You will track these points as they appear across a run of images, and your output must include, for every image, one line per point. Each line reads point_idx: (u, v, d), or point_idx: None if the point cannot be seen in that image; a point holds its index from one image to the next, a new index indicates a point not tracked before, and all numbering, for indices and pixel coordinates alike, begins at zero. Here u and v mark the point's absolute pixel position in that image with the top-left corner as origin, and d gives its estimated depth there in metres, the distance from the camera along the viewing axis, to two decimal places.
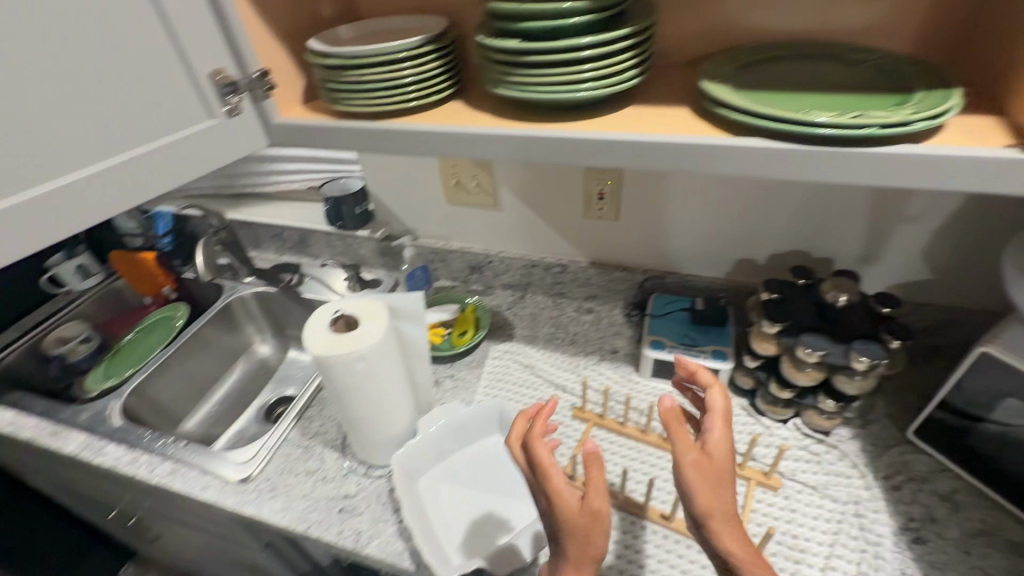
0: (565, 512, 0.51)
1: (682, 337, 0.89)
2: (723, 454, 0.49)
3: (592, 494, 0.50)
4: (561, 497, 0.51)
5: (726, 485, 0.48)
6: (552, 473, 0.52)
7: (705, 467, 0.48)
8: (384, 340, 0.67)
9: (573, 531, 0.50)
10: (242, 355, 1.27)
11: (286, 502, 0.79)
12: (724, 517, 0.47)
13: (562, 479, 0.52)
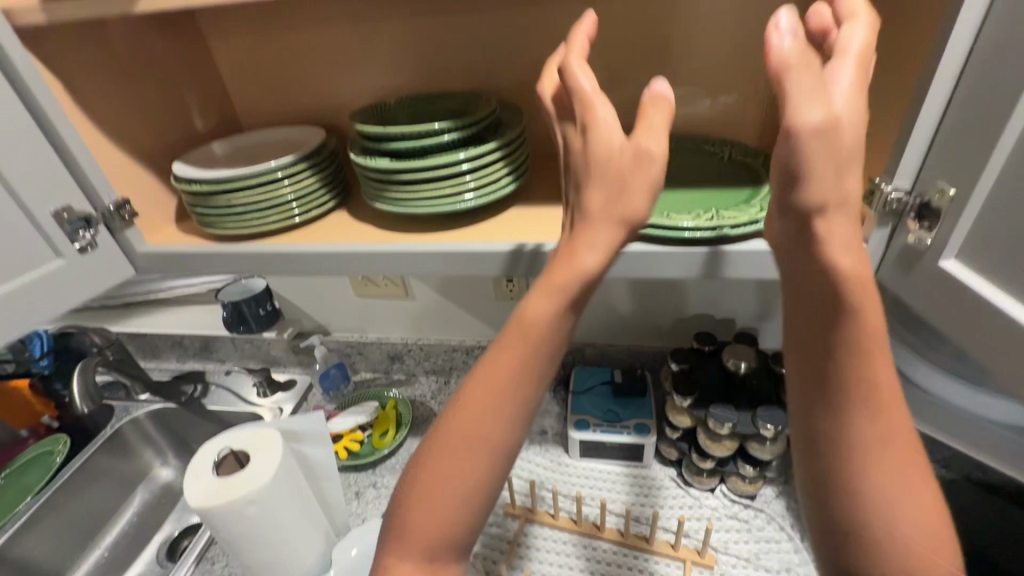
0: (601, 154, 0.41)
1: (606, 414, 0.87)
2: (857, 128, 0.35)
3: (643, 133, 0.40)
4: (597, 145, 0.41)
5: (839, 172, 0.35)
6: (597, 103, 0.41)
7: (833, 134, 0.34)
8: (277, 475, 0.61)
9: (593, 163, 0.41)
10: (140, 482, 1.12)
11: None
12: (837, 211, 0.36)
13: (604, 113, 0.42)
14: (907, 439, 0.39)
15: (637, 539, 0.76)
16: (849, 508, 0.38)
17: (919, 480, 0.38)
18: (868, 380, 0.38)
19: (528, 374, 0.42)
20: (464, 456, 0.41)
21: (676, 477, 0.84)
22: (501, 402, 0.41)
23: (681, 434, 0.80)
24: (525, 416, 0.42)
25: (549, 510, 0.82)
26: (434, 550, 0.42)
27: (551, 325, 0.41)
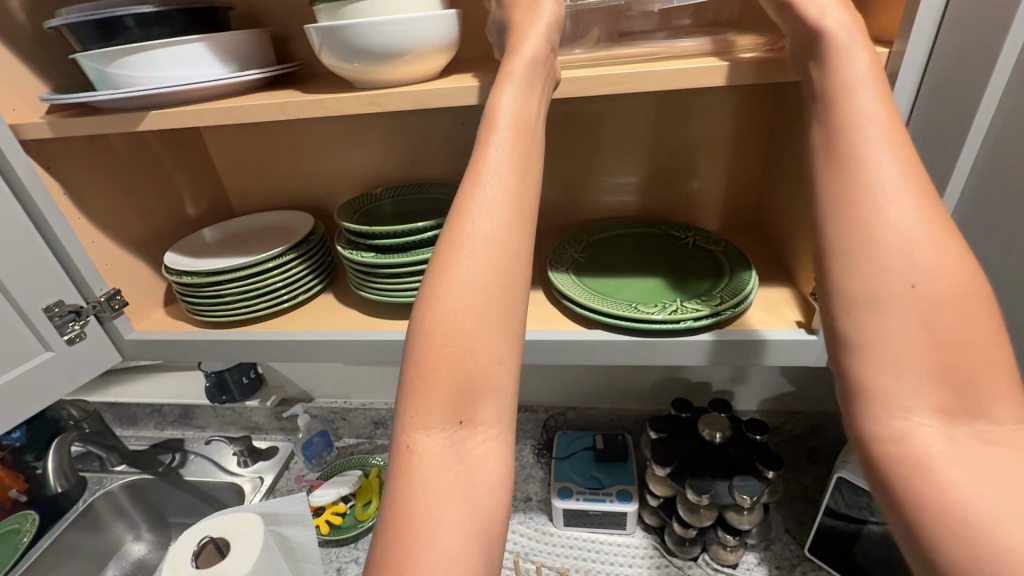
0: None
1: (588, 480, 0.89)
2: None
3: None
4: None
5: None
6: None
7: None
8: (257, 565, 0.60)
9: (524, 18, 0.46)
10: (111, 559, 1.08)
11: None
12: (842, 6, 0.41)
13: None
14: (930, 208, 0.36)
15: None
16: (864, 289, 0.35)
17: (956, 255, 0.35)
18: (882, 145, 0.37)
19: (520, 176, 0.41)
20: (469, 263, 0.39)
21: (659, 546, 0.84)
22: (497, 195, 0.40)
23: (663, 503, 0.81)
24: (526, 215, 0.41)
25: None
26: (468, 382, 0.38)
27: (526, 119, 0.42)
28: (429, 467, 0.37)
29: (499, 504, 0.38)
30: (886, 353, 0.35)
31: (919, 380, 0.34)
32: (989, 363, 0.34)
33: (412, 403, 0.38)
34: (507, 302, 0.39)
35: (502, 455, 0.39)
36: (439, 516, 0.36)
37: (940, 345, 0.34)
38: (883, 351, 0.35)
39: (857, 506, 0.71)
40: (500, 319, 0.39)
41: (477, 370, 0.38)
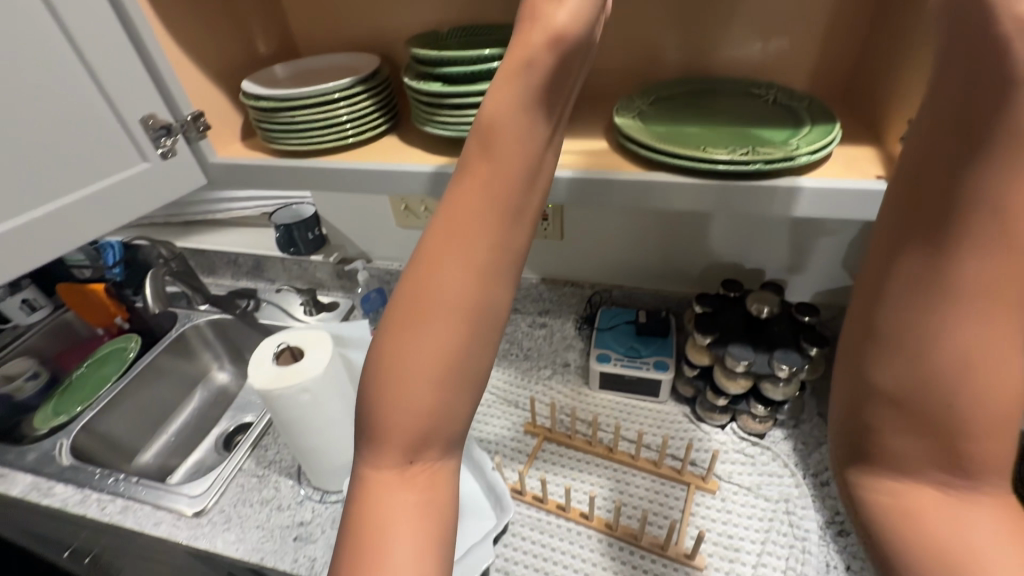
0: None
1: (627, 350, 0.92)
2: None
3: None
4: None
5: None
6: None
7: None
8: (328, 370, 0.69)
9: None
10: (200, 382, 1.26)
11: (241, 533, 0.79)
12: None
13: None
14: (1010, 294, 0.29)
15: (646, 462, 0.82)
16: (896, 367, 0.32)
17: (1007, 376, 0.31)
18: (988, 231, 0.28)
19: (499, 229, 0.37)
20: (427, 321, 0.36)
21: (689, 413, 0.88)
22: (468, 246, 0.37)
23: (698, 373, 0.85)
24: (499, 271, 0.37)
25: (567, 431, 0.88)
26: (421, 427, 0.37)
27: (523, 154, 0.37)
28: (381, 497, 0.37)
29: (446, 539, 0.38)
30: (884, 443, 0.34)
31: (925, 450, 0.32)
32: (1001, 454, 0.32)
33: (371, 437, 0.38)
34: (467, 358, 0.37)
35: (448, 490, 0.39)
36: (391, 535, 0.36)
37: (946, 454, 0.32)
38: (884, 432, 0.33)
39: None
40: (458, 374, 0.37)
41: (427, 433, 0.37)
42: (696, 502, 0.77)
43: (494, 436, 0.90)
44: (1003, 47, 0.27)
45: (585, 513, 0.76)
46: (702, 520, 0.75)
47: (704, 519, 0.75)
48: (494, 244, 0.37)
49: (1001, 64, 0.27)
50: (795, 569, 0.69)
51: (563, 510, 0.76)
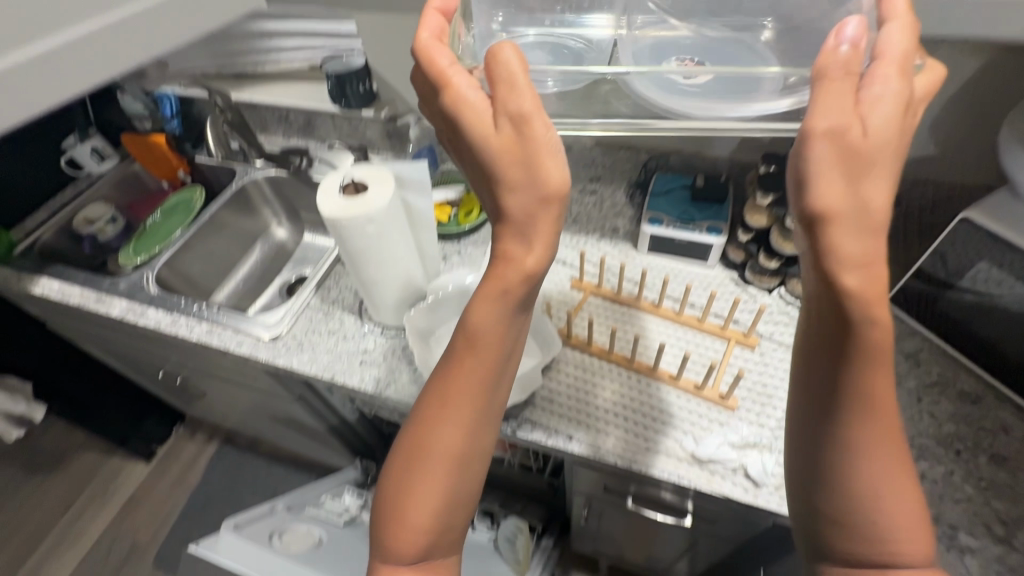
0: (501, 156, 0.42)
1: (681, 214, 0.91)
2: (889, 140, 0.38)
3: (550, 159, 0.41)
4: (477, 127, 0.43)
5: (881, 174, 0.38)
6: (458, 83, 0.44)
7: (861, 134, 0.38)
8: (391, 204, 0.72)
9: (522, 229, 0.43)
10: (260, 237, 1.32)
11: (312, 355, 0.89)
12: (866, 216, 0.38)
13: (467, 86, 0.44)
14: (887, 438, 0.43)
15: (689, 318, 0.84)
16: (830, 500, 0.45)
17: (898, 504, 0.44)
18: (852, 414, 0.43)
19: (482, 387, 0.49)
20: (428, 458, 0.49)
21: (737, 278, 0.89)
22: (456, 411, 0.49)
23: (753, 237, 0.84)
24: (487, 414, 0.50)
25: (613, 288, 0.90)
26: (428, 532, 0.49)
27: (495, 337, 0.48)
28: None
29: None
30: (828, 553, 0.46)
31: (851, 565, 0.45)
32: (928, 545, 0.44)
33: (389, 537, 0.50)
34: (462, 486, 0.50)
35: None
36: None
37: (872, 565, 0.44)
38: (829, 548, 0.46)
39: (958, 271, 0.70)
40: (456, 498, 0.50)
41: (432, 545, 0.50)
42: (734, 354, 0.80)
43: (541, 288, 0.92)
44: (845, 309, 0.39)
45: (627, 356, 0.81)
46: (739, 370, 0.79)
47: (741, 368, 0.79)
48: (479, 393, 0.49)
49: (843, 313, 0.40)
50: None
51: (606, 354, 0.81)
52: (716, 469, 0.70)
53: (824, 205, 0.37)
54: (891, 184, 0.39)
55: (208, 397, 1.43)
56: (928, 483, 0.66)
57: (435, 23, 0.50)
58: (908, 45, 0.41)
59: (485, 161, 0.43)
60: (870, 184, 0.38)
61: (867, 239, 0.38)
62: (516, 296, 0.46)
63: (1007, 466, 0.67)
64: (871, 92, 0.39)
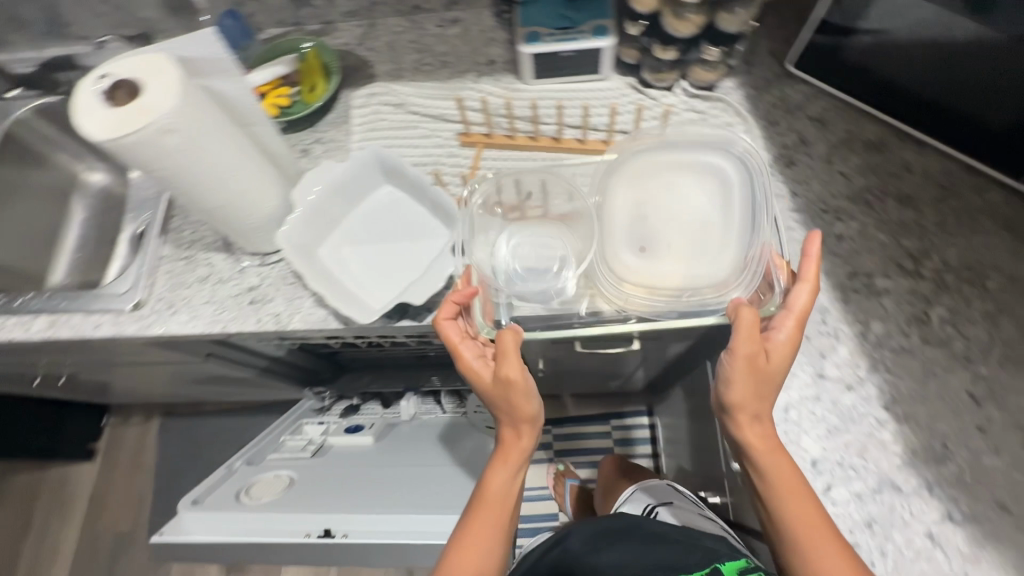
0: (493, 393, 0.59)
1: (559, 22, 0.75)
2: (781, 361, 0.54)
3: (522, 397, 0.58)
4: (473, 371, 0.59)
5: (771, 389, 0.54)
6: (465, 351, 0.59)
7: (761, 359, 0.53)
8: (185, 97, 0.53)
9: (513, 418, 0.60)
10: (73, 190, 1.05)
11: (190, 312, 0.75)
12: (746, 411, 0.54)
13: (471, 353, 0.60)
14: (820, 529, 0.52)
15: (596, 144, 0.75)
16: None
17: None
18: (799, 527, 0.53)
19: (495, 528, 0.60)
20: None
21: (635, 83, 0.79)
22: (479, 547, 0.59)
23: (645, 30, 0.71)
24: (497, 554, 0.59)
25: (506, 133, 0.78)
26: None
27: (505, 492, 0.61)
28: None
29: None
30: None
31: None
32: None
33: None
34: None
35: None
36: None
37: None
38: None
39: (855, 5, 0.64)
40: None
41: None
42: None
43: (428, 157, 0.79)
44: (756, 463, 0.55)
45: None
46: None
47: None
48: (495, 530, 0.60)
49: (753, 464, 0.55)
50: None
51: None
52: None
53: (731, 397, 0.54)
54: (777, 382, 0.54)
55: (115, 383, 1.27)
56: (845, 242, 0.67)
57: (450, 311, 0.61)
58: (805, 301, 0.55)
59: (486, 394, 0.60)
60: (768, 383, 0.54)
61: (756, 420, 0.55)
62: (518, 461, 0.62)
63: (911, 205, 0.68)
64: (775, 337, 0.54)
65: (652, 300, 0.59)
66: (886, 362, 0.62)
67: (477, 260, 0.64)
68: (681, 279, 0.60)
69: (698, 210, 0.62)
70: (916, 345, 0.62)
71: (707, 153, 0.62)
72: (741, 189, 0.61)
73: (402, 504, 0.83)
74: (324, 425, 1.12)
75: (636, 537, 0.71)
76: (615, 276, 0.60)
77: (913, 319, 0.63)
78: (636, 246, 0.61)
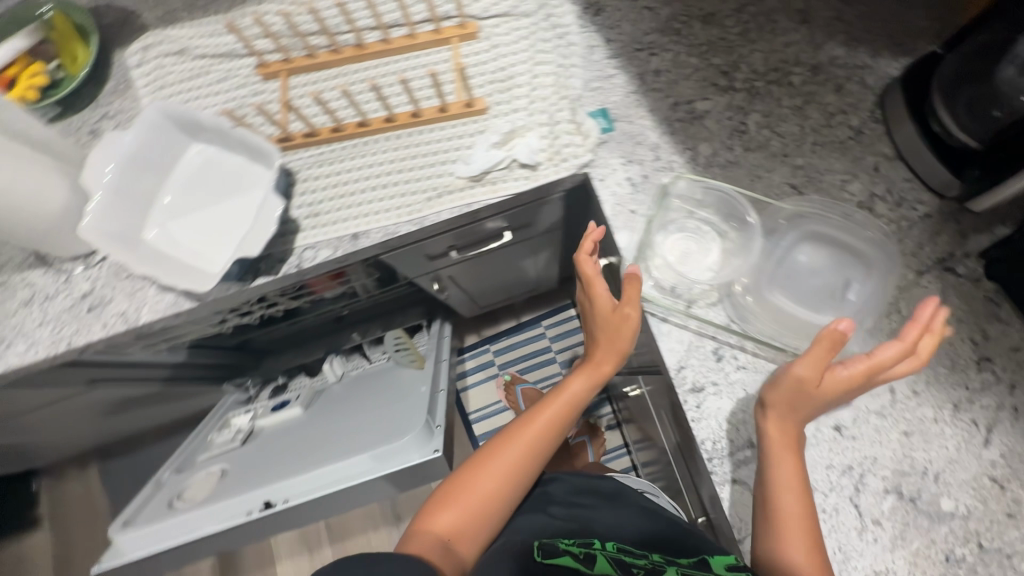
0: (602, 311, 0.61)
1: None
2: (843, 380, 0.51)
3: (622, 322, 0.58)
4: (596, 296, 0.61)
5: (826, 402, 0.52)
6: (599, 282, 0.61)
7: (811, 380, 0.51)
8: None
9: (602, 336, 0.60)
10: None
11: (27, 340, 0.68)
12: (789, 418, 0.52)
13: (603, 287, 0.62)
14: (807, 514, 0.50)
15: (401, 40, 0.70)
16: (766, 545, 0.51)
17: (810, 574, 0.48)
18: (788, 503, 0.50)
19: (548, 439, 0.60)
20: (485, 470, 0.57)
21: None
22: (537, 435, 0.59)
23: None
24: (545, 454, 0.60)
25: (305, 53, 0.71)
26: (469, 514, 0.55)
27: (573, 405, 0.61)
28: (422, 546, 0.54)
29: None
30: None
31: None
32: None
33: (434, 505, 0.57)
34: (493, 506, 0.56)
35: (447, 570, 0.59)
36: (441, 517, 0.55)
37: None
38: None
39: None
40: (476, 515, 0.56)
41: (463, 527, 0.55)
42: (463, 53, 0.70)
43: (231, 102, 0.71)
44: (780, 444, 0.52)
45: (359, 121, 0.68)
46: (473, 67, 0.70)
47: (475, 65, 0.70)
48: (546, 434, 0.60)
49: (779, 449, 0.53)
50: (564, 63, 0.69)
51: (339, 132, 0.68)
52: (496, 176, 0.66)
53: (783, 389, 0.52)
54: (835, 393, 0.51)
55: (17, 446, 1.17)
56: (663, 76, 0.68)
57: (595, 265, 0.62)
58: (885, 352, 0.50)
59: (598, 319, 0.61)
60: (826, 389, 0.51)
61: (812, 408, 0.52)
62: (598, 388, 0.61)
63: (715, 22, 0.69)
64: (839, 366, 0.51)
65: (770, 325, 0.59)
66: (717, 176, 0.64)
67: (619, 224, 0.65)
68: (802, 323, 0.58)
69: (834, 271, 0.59)
70: (741, 155, 0.65)
71: (843, 224, 0.59)
72: (876, 257, 0.58)
73: (360, 442, 0.83)
74: (251, 412, 1.10)
75: (635, 506, 0.65)
76: (744, 298, 0.60)
77: (734, 132, 0.66)
78: (774, 286, 0.59)
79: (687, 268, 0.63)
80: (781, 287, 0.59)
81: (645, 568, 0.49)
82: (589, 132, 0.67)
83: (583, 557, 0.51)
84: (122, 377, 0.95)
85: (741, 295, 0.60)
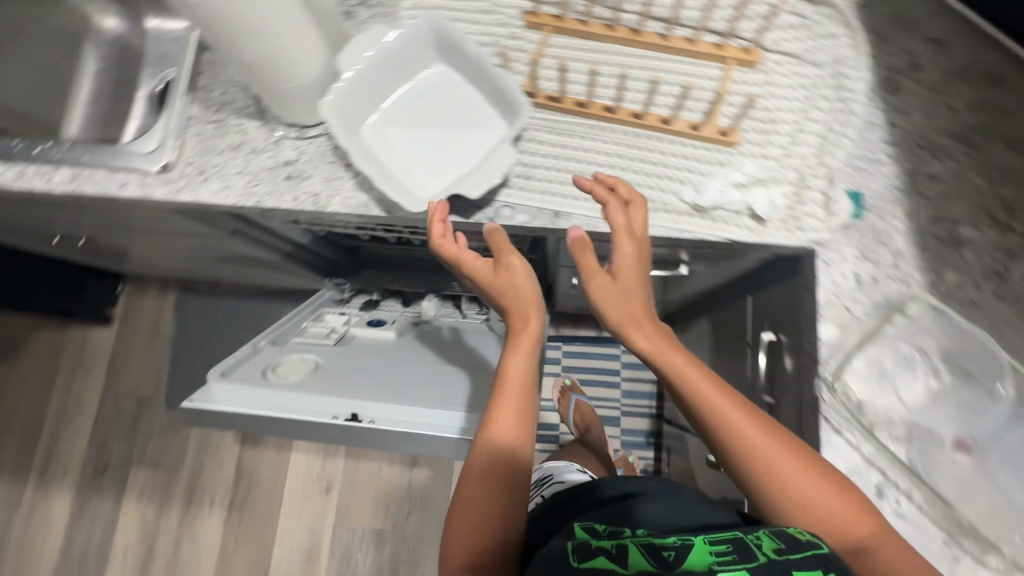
0: (482, 279, 0.58)
1: None
2: (633, 282, 0.53)
3: (506, 267, 0.57)
4: (473, 267, 0.58)
5: (641, 296, 0.53)
6: (466, 256, 0.58)
7: (611, 283, 0.52)
8: None
9: (510, 293, 0.57)
10: (90, 38, 0.96)
11: (223, 182, 0.70)
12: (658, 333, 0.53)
13: (472, 255, 0.59)
14: (781, 452, 0.48)
15: (679, 41, 0.67)
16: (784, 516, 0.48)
17: (837, 509, 0.46)
18: (739, 454, 0.49)
19: (517, 407, 0.56)
20: (484, 482, 0.54)
21: None
22: (507, 419, 0.55)
23: None
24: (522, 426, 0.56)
25: (579, 17, 0.68)
26: (487, 526, 0.53)
27: (525, 371, 0.57)
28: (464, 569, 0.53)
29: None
30: None
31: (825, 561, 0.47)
32: (905, 558, 0.45)
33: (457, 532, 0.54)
34: (503, 500, 0.54)
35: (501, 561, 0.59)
36: (466, 540, 0.53)
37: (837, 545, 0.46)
38: None
39: None
40: (495, 520, 0.54)
41: (487, 542, 0.53)
42: (734, 78, 0.66)
43: (487, 37, 0.70)
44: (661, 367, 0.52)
45: (608, 106, 0.65)
46: (740, 96, 0.66)
47: (743, 95, 0.66)
48: (511, 409, 0.56)
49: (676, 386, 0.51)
50: (836, 130, 0.64)
51: (583, 108, 0.65)
52: (721, 214, 0.63)
53: (619, 306, 0.52)
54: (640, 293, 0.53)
55: (133, 255, 1.25)
56: (936, 185, 0.62)
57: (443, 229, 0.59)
58: (629, 250, 0.54)
59: (484, 287, 0.58)
60: (627, 291, 0.53)
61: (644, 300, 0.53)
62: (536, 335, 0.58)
63: (1018, 151, 0.62)
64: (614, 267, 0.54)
65: (966, 491, 0.54)
66: (955, 312, 0.58)
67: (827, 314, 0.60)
68: (1003, 507, 0.53)
69: None
70: (989, 301, 0.59)
71: None
72: None
73: (455, 398, 0.84)
74: (345, 316, 1.12)
75: None
76: (947, 450, 0.56)
77: (990, 274, 0.59)
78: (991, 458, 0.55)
79: (901, 389, 0.58)
80: (997, 461, 0.55)
81: (678, 549, 0.44)
82: (837, 211, 0.62)
83: (615, 553, 0.44)
84: (258, 239, 0.99)
85: (947, 446, 0.56)
